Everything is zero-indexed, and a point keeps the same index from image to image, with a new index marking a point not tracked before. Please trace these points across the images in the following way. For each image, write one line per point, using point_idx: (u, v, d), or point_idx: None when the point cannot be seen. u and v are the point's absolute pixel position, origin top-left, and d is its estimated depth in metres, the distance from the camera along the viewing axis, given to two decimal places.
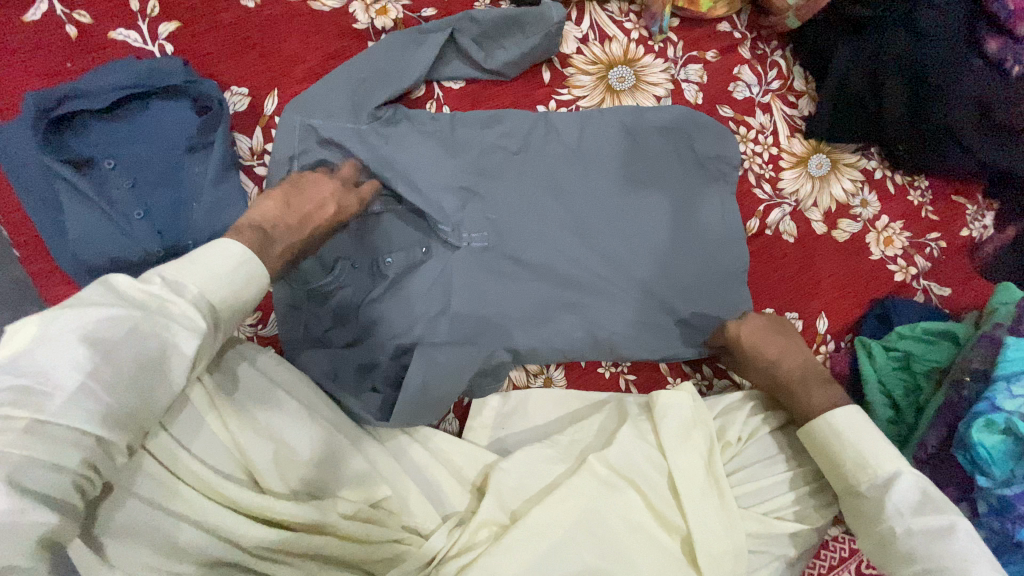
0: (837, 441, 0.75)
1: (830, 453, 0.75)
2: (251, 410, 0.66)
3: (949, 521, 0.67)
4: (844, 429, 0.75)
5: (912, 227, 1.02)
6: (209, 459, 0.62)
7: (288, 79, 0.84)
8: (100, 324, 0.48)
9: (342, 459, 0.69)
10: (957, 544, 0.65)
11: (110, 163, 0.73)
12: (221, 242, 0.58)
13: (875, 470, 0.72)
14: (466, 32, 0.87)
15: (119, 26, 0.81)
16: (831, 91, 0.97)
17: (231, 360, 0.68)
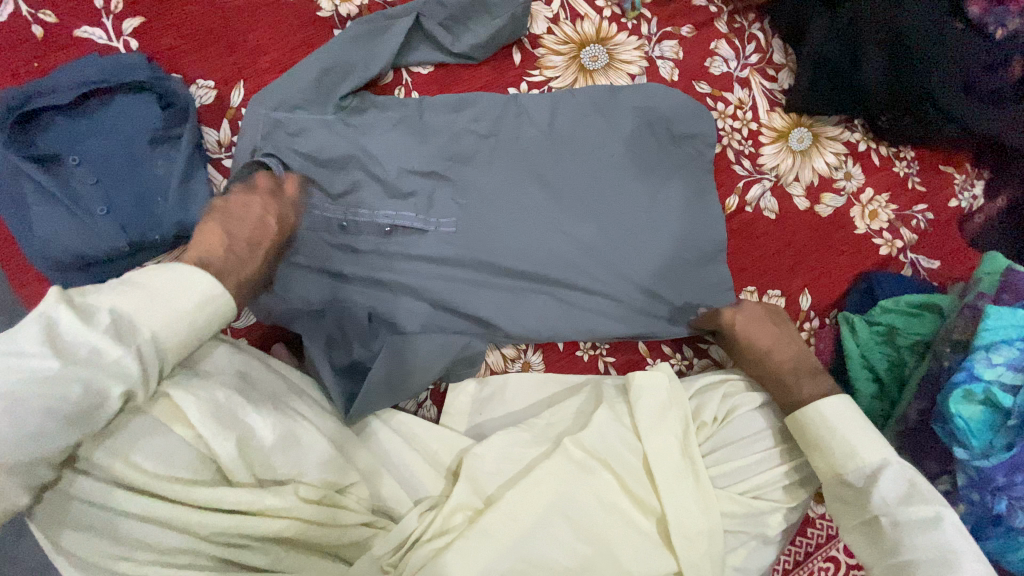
0: (826, 429, 0.73)
1: (819, 444, 0.73)
2: (210, 393, 0.62)
3: (934, 512, 0.65)
4: (831, 416, 0.73)
5: (898, 199, 0.99)
6: (166, 455, 0.58)
7: (254, 71, 0.84)
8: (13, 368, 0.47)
9: (307, 443, 0.67)
10: (944, 533, 0.64)
11: (75, 159, 0.72)
12: (181, 272, 0.55)
13: (865, 458, 0.70)
14: (432, 16, 0.86)
15: (84, 24, 0.81)
16: (809, 63, 0.94)
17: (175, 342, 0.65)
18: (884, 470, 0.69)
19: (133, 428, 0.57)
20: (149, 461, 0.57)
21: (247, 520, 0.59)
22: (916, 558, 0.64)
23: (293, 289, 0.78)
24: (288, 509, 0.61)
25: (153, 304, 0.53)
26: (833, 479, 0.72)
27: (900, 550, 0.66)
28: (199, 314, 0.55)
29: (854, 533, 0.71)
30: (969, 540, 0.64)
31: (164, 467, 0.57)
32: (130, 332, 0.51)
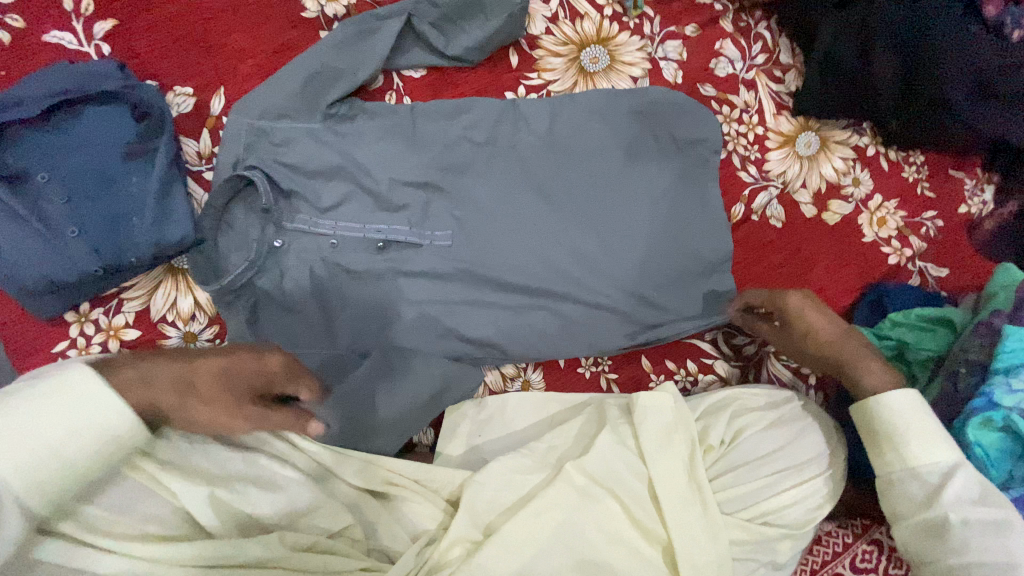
0: (905, 420, 0.67)
1: (890, 434, 0.68)
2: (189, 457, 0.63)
3: (1002, 514, 0.63)
4: (908, 409, 0.68)
5: (906, 205, 0.96)
6: (144, 512, 0.58)
7: (235, 76, 0.79)
8: None
9: (295, 495, 0.65)
10: (1013, 540, 0.61)
11: (44, 177, 0.67)
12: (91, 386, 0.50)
13: (943, 454, 0.66)
14: (425, 17, 0.81)
15: (52, 28, 0.75)
16: (819, 63, 0.91)
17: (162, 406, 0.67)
18: (958, 470, 0.65)
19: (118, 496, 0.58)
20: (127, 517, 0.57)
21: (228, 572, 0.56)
22: (982, 560, 0.61)
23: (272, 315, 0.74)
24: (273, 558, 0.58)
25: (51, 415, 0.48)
26: (905, 470, 0.67)
27: (966, 550, 0.62)
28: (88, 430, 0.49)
29: (914, 527, 0.66)
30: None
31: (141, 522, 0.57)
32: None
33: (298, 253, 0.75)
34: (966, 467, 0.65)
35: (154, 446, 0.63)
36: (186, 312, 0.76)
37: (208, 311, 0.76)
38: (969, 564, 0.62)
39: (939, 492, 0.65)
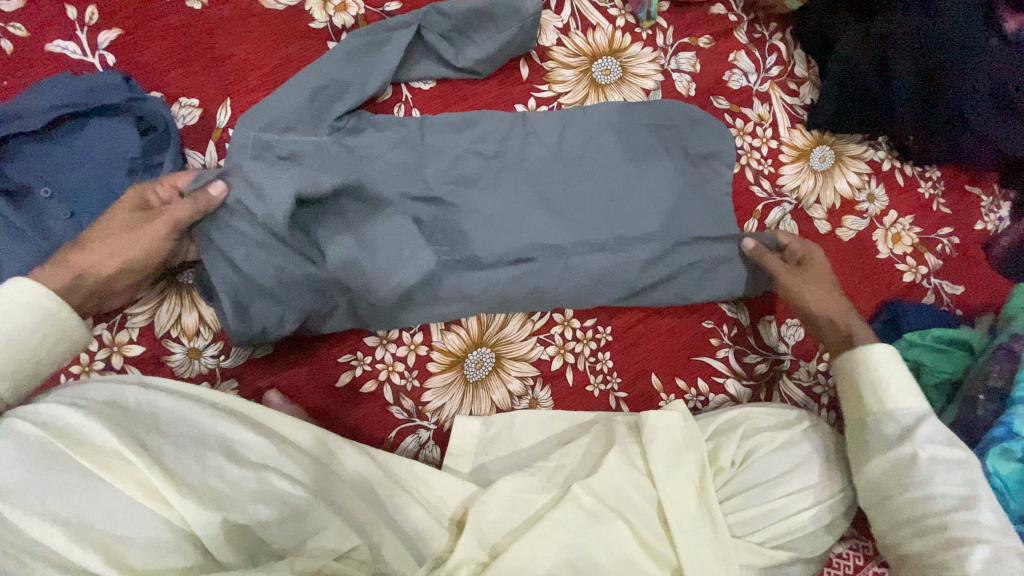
0: (883, 369, 0.69)
1: (876, 385, 0.69)
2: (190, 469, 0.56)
3: (964, 456, 0.65)
4: (886, 359, 0.70)
5: (922, 221, 0.95)
6: (144, 541, 0.51)
7: (241, 87, 0.77)
8: None
9: (303, 514, 0.60)
10: (972, 476, 0.63)
11: (46, 192, 0.66)
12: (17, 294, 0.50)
13: (916, 402, 0.68)
14: (434, 28, 0.79)
15: (56, 38, 0.74)
16: (834, 78, 0.88)
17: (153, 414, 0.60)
18: (926, 417, 0.67)
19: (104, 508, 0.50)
20: (125, 546, 0.50)
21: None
22: (945, 493, 0.63)
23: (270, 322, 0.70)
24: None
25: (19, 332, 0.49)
26: (881, 412, 0.68)
27: (930, 485, 0.63)
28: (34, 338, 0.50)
29: (880, 468, 0.67)
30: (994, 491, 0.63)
31: (143, 552, 0.50)
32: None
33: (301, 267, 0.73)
34: (932, 415, 0.68)
35: (148, 446, 0.56)
36: (190, 327, 0.75)
37: (212, 326, 0.75)
38: (932, 497, 0.63)
39: (909, 432, 0.66)
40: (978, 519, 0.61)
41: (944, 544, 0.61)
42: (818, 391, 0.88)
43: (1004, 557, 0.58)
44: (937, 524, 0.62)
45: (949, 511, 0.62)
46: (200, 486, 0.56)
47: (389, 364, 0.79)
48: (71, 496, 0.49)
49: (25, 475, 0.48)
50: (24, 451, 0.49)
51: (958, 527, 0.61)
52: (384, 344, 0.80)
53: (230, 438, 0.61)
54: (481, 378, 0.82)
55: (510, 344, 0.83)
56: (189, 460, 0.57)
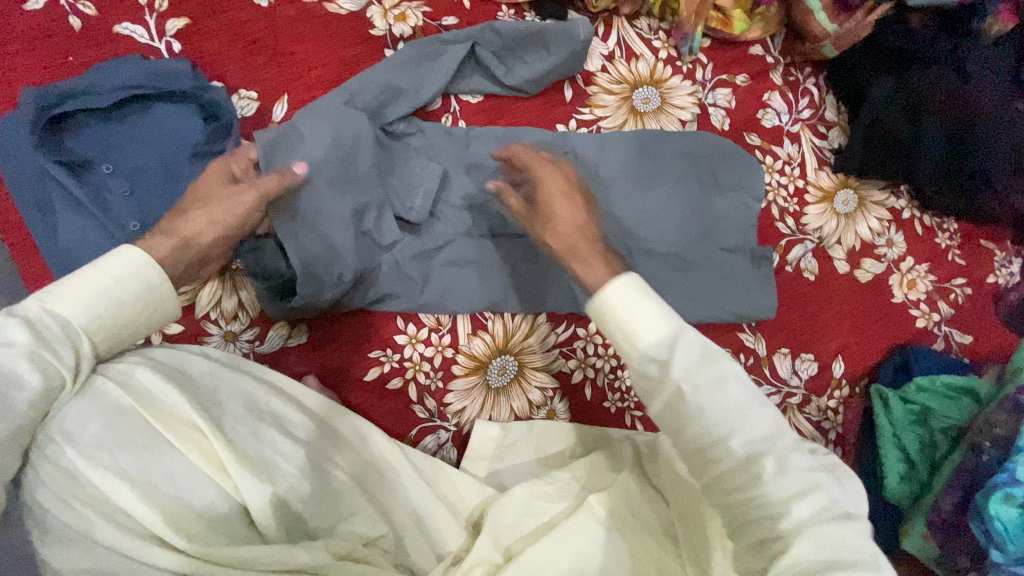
0: (626, 312, 0.52)
1: (627, 330, 0.52)
2: (246, 441, 0.57)
3: (720, 370, 0.50)
4: (630, 299, 0.52)
5: (937, 270, 0.98)
6: (200, 507, 0.51)
7: (299, 85, 0.80)
8: (27, 325, 0.46)
9: (340, 499, 0.61)
10: (732, 392, 0.50)
11: (108, 168, 0.69)
12: (126, 263, 0.51)
13: (662, 330, 0.51)
14: (488, 45, 0.83)
15: (124, 20, 0.77)
16: (864, 126, 0.92)
17: (212, 388, 0.61)
18: (681, 338, 0.51)
19: (162, 468, 0.50)
20: (185, 511, 0.50)
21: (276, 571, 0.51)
22: (716, 421, 0.49)
23: (319, 283, 0.72)
24: (317, 566, 0.53)
25: (122, 301, 0.51)
26: (631, 359, 0.52)
27: (702, 417, 0.49)
28: (139, 303, 0.52)
29: (659, 417, 0.52)
30: (753, 393, 0.51)
31: (200, 518, 0.51)
32: (62, 317, 0.48)
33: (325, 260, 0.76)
34: (689, 329, 0.52)
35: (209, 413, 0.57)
36: (228, 311, 0.77)
37: (250, 312, 0.77)
38: (710, 429, 0.49)
39: (668, 369, 0.50)
40: (747, 437, 0.49)
41: (743, 478, 0.49)
42: (826, 427, 0.90)
43: (784, 463, 0.49)
44: (715, 456, 0.49)
45: (722, 440, 0.49)
46: (256, 458, 0.56)
47: (416, 362, 0.81)
48: (139, 455, 0.50)
49: (103, 432, 0.49)
50: (102, 407, 0.51)
51: (737, 451, 0.49)
52: (413, 344, 0.81)
53: (283, 416, 0.64)
54: (502, 385, 0.84)
55: (533, 354, 0.85)
56: (246, 432, 0.58)
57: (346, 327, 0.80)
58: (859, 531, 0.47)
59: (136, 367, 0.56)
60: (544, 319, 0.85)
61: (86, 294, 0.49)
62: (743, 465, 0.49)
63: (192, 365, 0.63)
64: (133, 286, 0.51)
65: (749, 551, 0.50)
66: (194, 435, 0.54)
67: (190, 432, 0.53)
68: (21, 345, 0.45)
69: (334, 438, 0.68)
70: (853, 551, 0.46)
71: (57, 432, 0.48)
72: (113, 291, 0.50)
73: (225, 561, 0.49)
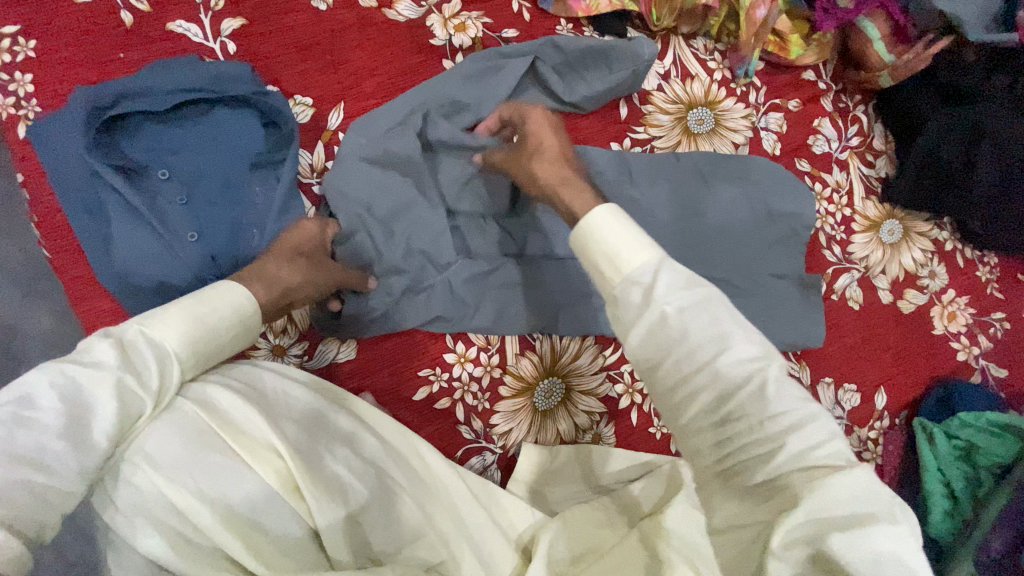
0: (604, 236, 0.50)
1: (608, 259, 0.50)
2: (321, 460, 0.55)
3: (708, 294, 0.47)
4: (608, 221, 0.50)
5: (976, 303, 0.98)
6: (275, 531, 0.50)
7: (356, 93, 0.78)
8: (125, 350, 0.46)
9: (404, 521, 0.59)
10: (721, 316, 0.46)
11: (164, 174, 0.66)
12: (220, 294, 0.53)
13: (645, 255, 0.49)
14: (549, 61, 0.82)
15: (179, 17, 0.74)
16: (919, 157, 0.91)
17: (285, 402, 0.59)
18: (664, 267, 0.48)
19: (240, 490, 0.49)
20: (262, 535, 0.49)
21: None
22: (702, 343, 0.45)
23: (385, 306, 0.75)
24: None
25: (212, 330, 0.52)
26: (621, 282, 0.49)
27: (687, 342, 0.45)
28: (227, 331, 0.53)
29: (638, 352, 0.47)
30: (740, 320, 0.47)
31: (274, 542, 0.50)
32: (156, 342, 0.48)
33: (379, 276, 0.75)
34: (671, 261, 0.49)
35: (286, 431, 0.55)
36: (276, 324, 0.74)
37: (299, 326, 0.75)
38: (692, 353, 0.45)
39: (652, 293, 0.47)
40: (738, 357, 0.45)
41: (727, 407, 0.44)
42: (866, 458, 0.90)
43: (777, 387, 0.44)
44: (697, 384, 0.45)
45: (706, 363, 0.45)
46: (329, 476, 0.55)
47: (464, 382, 0.80)
48: (219, 476, 0.48)
49: (183, 452, 0.48)
50: (182, 427, 0.49)
51: (727, 372, 0.45)
52: (462, 363, 0.80)
53: (352, 433, 0.62)
54: (549, 408, 0.82)
55: (581, 376, 0.83)
56: (320, 450, 0.56)
57: (395, 344, 0.78)
58: (870, 481, 0.41)
59: (211, 383, 0.54)
60: (593, 342, 0.84)
61: (182, 323, 0.50)
62: (734, 392, 0.44)
63: (265, 378, 0.61)
64: (223, 316, 0.53)
65: (732, 503, 0.44)
66: (272, 455, 0.52)
67: (268, 453, 0.52)
68: (110, 367, 0.45)
69: (398, 454, 0.66)
70: (874, 503, 0.40)
71: (139, 456, 0.47)
72: (206, 318, 0.51)
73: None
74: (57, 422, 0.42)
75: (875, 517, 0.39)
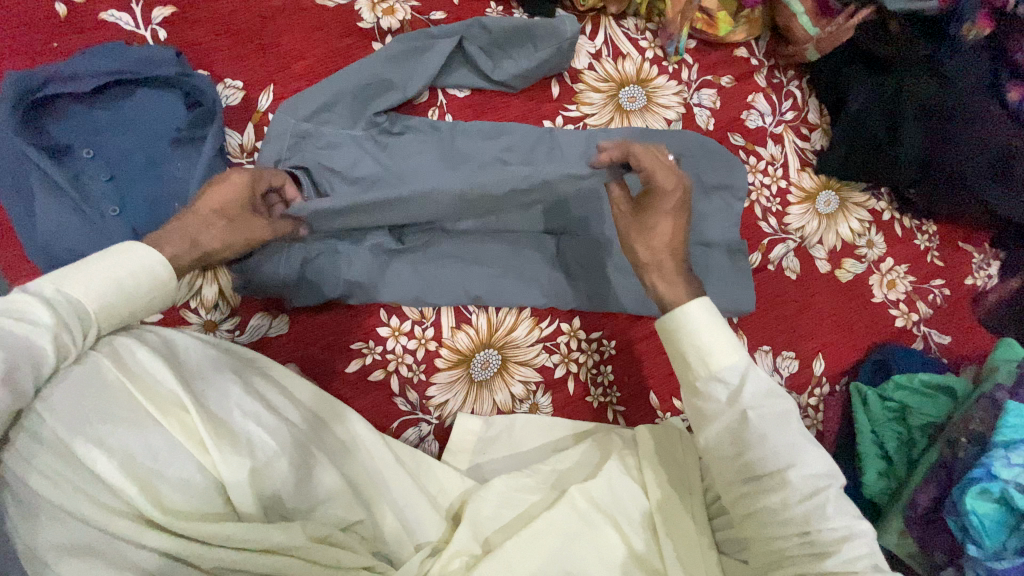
0: (697, 336, 0.61)
1: (686, 354, 0.62)
2: (230, 418, 0.58)
3: (786, 408, 0.60)
4: (703, 324, 0.61)
5: (916, 271, 0.99)
6: (178, 482, 0.52)
7: (285, 76, 0.80)
8: (57, 305, 0.51)
9: (320, 481, 0.61)
10: (794, 431, 0.59)
11: (89, 153, 0.68)
12: (146, 255, 0.56)
13: (733, 357, 0.60)
14: (475, 41, 0.84)
15: (110, 7, 0.76)
16: (846, 127, 0.94)
17: (200, 361, 0.62)
18: (748, 372, 0.60)
19: (140, 441, 0.51)
20: (162, 485, 0.51)
21: (248, 555, 0.52)
22: (777, 451, 0.58)
23: (317, 284, 0.78)
24: (294, 548, 0.54)
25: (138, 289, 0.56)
26: (704, 378, 0.61)
27: (762, 446, 0.58)
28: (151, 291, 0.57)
29: (712, 439, 0.61)
30: (804, 434, 0.60)
31: (176, 492, 0.52)
32: (80, 302, 0.53)
33: (305, 251, 0.77)
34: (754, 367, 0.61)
35: (196, 389, 0.58)
36: (210, 300, 0.78)
37: (231, 302, 0.78)
38: (765, 458, 0.58)
39: (737, 395, 0.59)
40: (806, 472, 0.58)
41: (789, 508, 0.57)
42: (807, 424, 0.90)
43: (836, 504, 0.57)
44: (768, 486, 0.58)
45: (780, 469, 0.58)
46: (237, 432, 0.57)
47: (399, 354, 0.81)
48: (120, 427, 0.51)
49: (84, 404, 0.51)
50: (86, 383, 0.52)
51: (796, 482, 0.57)
52: (396, 336, 0.82)
53: (269, 397, 0.64)
54: (485, 378, 0.83)
55: (517, 348, 0.85)
56: (231, 407, 0.59)
57: (329, 319, 0.81)
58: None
59: (129, 341, 0.57)
60: (529, 313, 0.86)
61: (113, 280, 0.54)
62: (796, 501, 0.57)
63: (183, 340, 0.63)
64: (147, 281, 0.56)
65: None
66: (178, 410, 0.55)
67: (173, 408, 0.55)
68: (45, 323, 0.50)
69: (320, 419, 0.69)
70: None
71: (41, 407, 0.49)
72: (136, 279, 0.55)
73: (200, 537, 0.51)
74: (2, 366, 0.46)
75: None
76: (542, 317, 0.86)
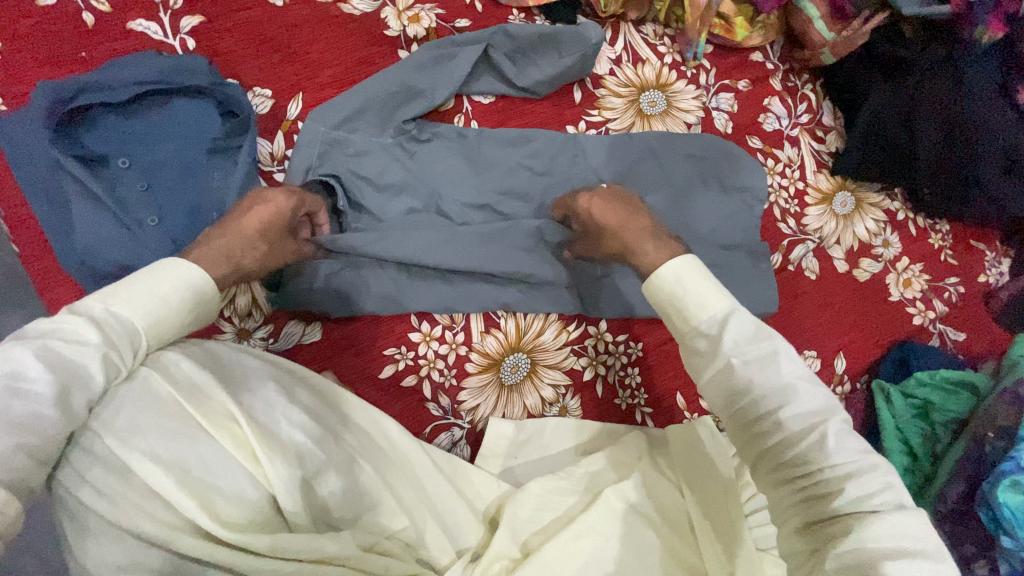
0: (682, 292, 0.58)
1: (675, 309, 0.59)
2: (276, 429, 0.57)
3: (772, 347, 0.55)
4: (686, 275, 0.58)
5: (931, 270, 1.01)
6: (231, 495, 0.51)
7: (313, 84, 0.81)
8: (103, 324, 0.49)
9: (366, 489, 0.61)
10: (785, 370, 0.55)
11: (125, 162, 0.69)
12: (189, 270, 0.55)
13: (717, 303, 0.57)
14: (500, 47, 0.85)
15: (139, 17, 0.76)
16: (861, 128, 0.96)
17: (240, 371, 0.62)
18: (734, 317, 0.56)
19: (193, 453, 0.51)
20: (216, 497, 0.50)
21: (304, 568, 0.52)
22: (767, 393, 0.54)
23: (349, 292, 0.78)
24: (345, 556, 0.54)
25: (180, 303, 0.54)
26: (690, 331, 0.57)
27: (752, 391, 0.55)
28: (194, 304, 0.55)
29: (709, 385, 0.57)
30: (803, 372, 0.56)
31: (229, 504, 0.51)
32: (126, 319, 0.51)
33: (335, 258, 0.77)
34: (742, 310, 0.57)
35: (243, 399, 0.58)
36: (241, 309, 0.78)
37: (263, 310, 0.79)
38: (757, 402, 0.55)
39: (719, 343, 0.56)
40: (800, 410, 0.54)
41: (790, 450, 0.54)
42: None
43: (841, 437, 0.53)
44: (766, 429, 0.54)
45: (773, 411, 0.54)
46: (286, 442, 0.57)
47: (430, 360, 0.82)
48: (172, 440, 0.50)
49: (137, 418, 0.50)
50: (134, 401, 0.51)
51: (790, 423, 0.54)
52: (427, 341, 0.82)
53: (311, 407, 0.64)
54: (515, 382, 0.84)
55: (545, 351, 0.85)
56: (277, 416, 0.59)
57: (360, 327, 0.81)
58: (919, 520, 0.50)
59: (175, 354, 0.56)
60: (556, 317, 0.86)
61: (158, 297, 0.53)
62: (797, 440, 0.54)
63: (222, 350, 0.63)
64: (191, 297, 0.55)
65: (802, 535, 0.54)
66: (227, 421, 0.54)
67: (221, 419, 0.54)
68: (92, 343, 0.48)
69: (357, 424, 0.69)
70: (921, 542, 0.49)
71: (98, 424, 0.49)
72: (185, 295, 0.54)
73: (254, 548, 0.50)
74: (48, 391, 0.46)
75: (922, 554, 0.49)
76: (571, 321, 0.86)
